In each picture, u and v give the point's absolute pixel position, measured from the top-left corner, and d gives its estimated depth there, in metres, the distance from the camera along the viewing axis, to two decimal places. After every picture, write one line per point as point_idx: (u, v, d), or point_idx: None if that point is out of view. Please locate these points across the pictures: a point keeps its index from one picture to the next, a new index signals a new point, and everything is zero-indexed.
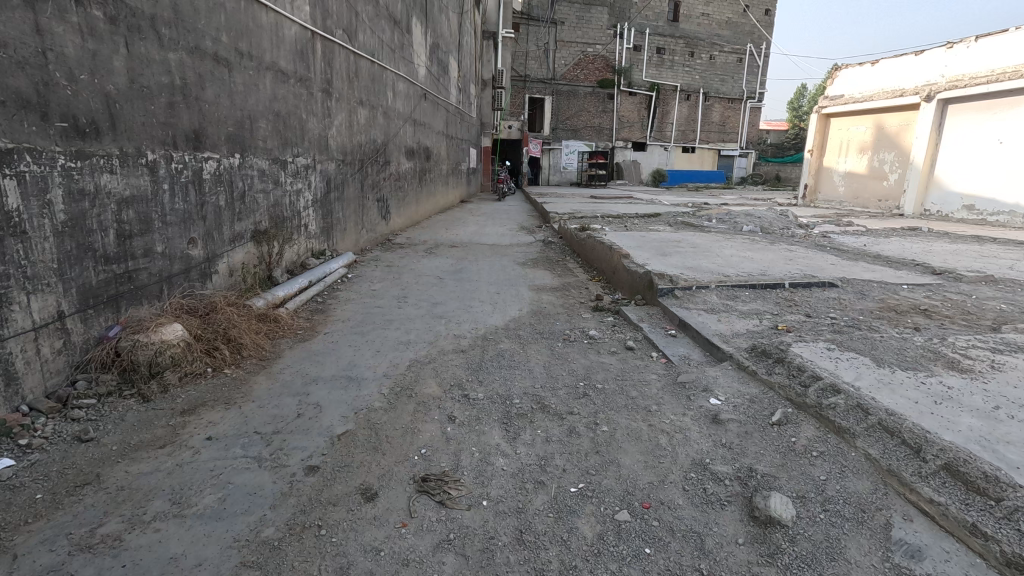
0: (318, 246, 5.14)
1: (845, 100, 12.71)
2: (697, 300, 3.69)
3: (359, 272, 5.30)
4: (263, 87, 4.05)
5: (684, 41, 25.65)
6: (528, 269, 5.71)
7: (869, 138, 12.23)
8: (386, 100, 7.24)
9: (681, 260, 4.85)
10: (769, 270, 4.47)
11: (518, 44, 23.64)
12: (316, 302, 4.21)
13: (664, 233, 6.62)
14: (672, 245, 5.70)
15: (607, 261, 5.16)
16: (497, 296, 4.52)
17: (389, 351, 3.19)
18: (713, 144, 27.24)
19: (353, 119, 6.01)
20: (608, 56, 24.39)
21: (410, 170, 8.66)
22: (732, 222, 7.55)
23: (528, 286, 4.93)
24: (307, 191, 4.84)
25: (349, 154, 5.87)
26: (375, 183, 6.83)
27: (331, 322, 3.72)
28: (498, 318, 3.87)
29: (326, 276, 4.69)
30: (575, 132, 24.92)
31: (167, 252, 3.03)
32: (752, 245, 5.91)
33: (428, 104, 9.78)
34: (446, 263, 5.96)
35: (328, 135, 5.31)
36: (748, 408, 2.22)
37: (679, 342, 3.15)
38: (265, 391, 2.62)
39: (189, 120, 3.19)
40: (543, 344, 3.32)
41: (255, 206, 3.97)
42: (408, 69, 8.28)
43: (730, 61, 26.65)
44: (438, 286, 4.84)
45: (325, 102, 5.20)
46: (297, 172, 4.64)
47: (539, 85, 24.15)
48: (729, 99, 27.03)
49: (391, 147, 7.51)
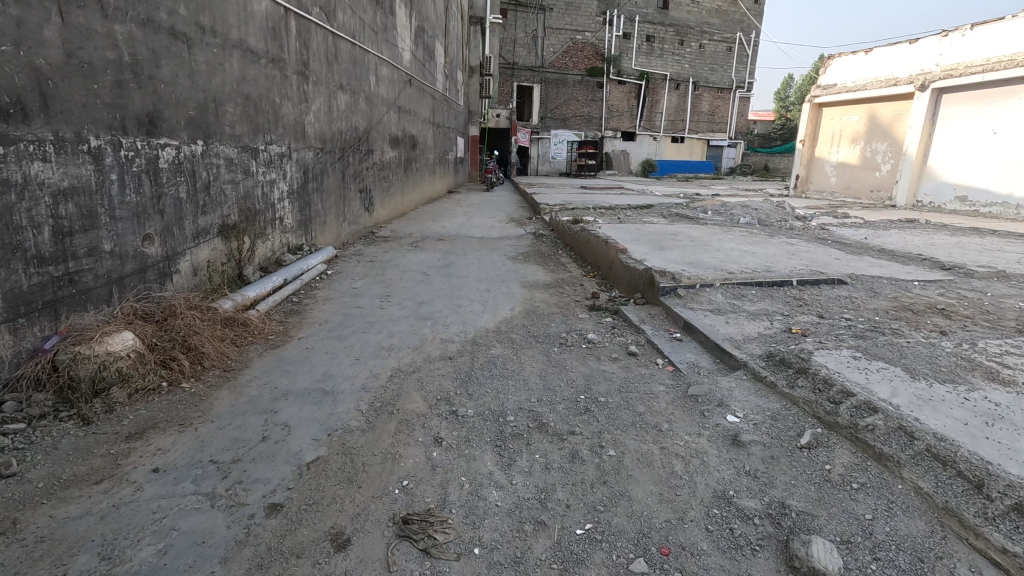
0: (294, 240, 4.81)
1: (838, 89, 12.52)
2: (701, 299, 3.45)
3: (339, 268, 4.97)
4: (230, 67, 3.69)
5: (674, 29, 25.30)
6: (519, 264, 5.43)
7: (862, 129, 12.07)
8: (369, 85, 6.86)
9: (681, 255, 4.60)
10: (773, 266, 4.25)
11: (506, 30, 23.14)
12: (292, 302, 3.89)
13: (659, 226, 6.37)
14: (669, 239, 5.45)
15: (603, 257, 4.90)
16: (487, 294, 4.25)
17: (369, 358, 2.90)
18: (703, 134, 27.05)
19: (333, 104, 5.65)
20: (597, 44, 23.98)
21: (395, 160, 8.29)
22: (728, 214, 7.32)
23: (520, 283, 4.65)
24: (282, 181, 4.50)
25: (329, 142, 5.52)
26: (357, 173, 6.47)
27: (307, 325, 3.41)
28: (488, 319, 3.59)
29: (302, 273, 4.36)
30: (564, 121, 24.55)
31: (117, 251, 2.70)
32: (752, 239, 5.68)
33: (414, 91, 9.39)
34: (433, 257, 5.66)
35: (305, 121, 4.96)
36: (771, 428, 1.98)
37: (686, 347, 2.90)
38: (227, 408, 2.32)
39: (141, 102, 2.84)
40: (537, 349, 3.05)
41: (222, 198, 3.63)
42: (392, 53, 7.89)
43: (720, 50, 26.38)
44: (424, 283, 4.54)
45: (301, 85, 4.84)
46: (270, 161, 4.30)
47: (528, 72, 23.70)
48: (718, 89, 26.82)
49: (374, 135, 7.14)
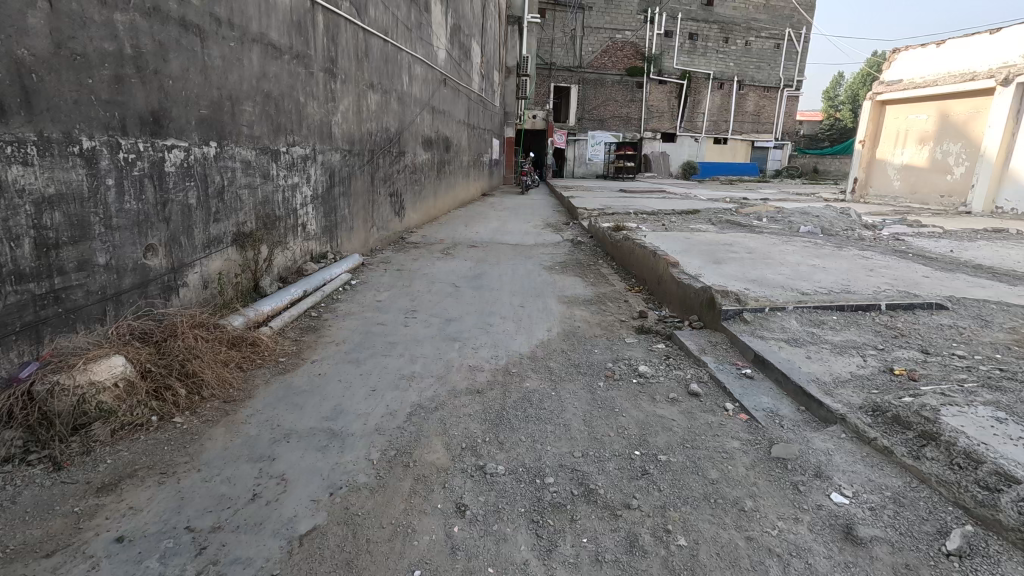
0: (318, 247, 4.53)
1: (904, 85, 11.54)
2: (772, 326, 2.95)
3: (365, 278, 4.67)
4: (249, 63, 3.42)
5: (718, 26, 24.33)
6: (556, 276, 5.02)
7: (932, 128, 11.06)
8: (401, 84, 6.58)
9: (741, 270, 4.08)
10: (851, 284, 3.69)
11: (543, 30, 22.77)
12: (310, 316, 3.60)
13: (710, 235, 5.82)
14: (724, 250, 4.92)
15: (651, 270, 4.43)
16: (522, 311, 3.84)
17: (387, 390, 2.54)
18: (748, 135, 25.92)
19: (362, 103, 5.37)
20: (638, 43, 23.29)
21: (427, 162, 8.01)
22: (785, 222, 6.69)
23: (557, 298, 4.23)
24: (305, 185, 4.23)
25: (357, 144, 5.25)
26: (387, 175, 6.19)
27: (324, 344, 3.10)
28: (523, 342, 3.20)
29: (324, 284, 4.07)
30: (601, 123, 23.97)
31: (114, 264, 2.43)
32: (818, 250, 5.09)
33: (448, 91, 9.11)
34: (464, 266, 5.31)
35: (332, 122, 4.68)
36: (895, 519, 1.50)
37: (760, 388, 2.42)
38: (219, 451, 2.00)
39: (145, 99, 2.58)
40: (579, 382, 2.63)
41: (237, 204, 3.36)
42: (426, 51, 7.61)
43: (767, 47, 25.21)
44: (453, 297, 4.18)
45: (328, 84, 4.57)
46: (293, 164, 4.02)
47: (565, 73, 23.23)
48: (765, 87, 25.63)
49: (406, 137, 6.87)
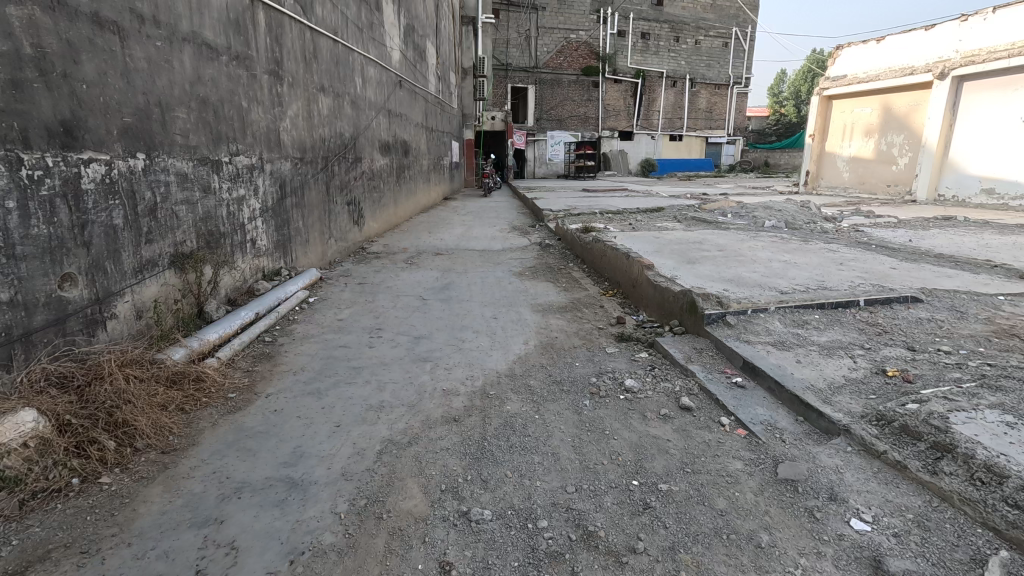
0: (270, 264, 4.19)
1: (849, 81, 11.97)
2: (757, 329, 2.85)
3: (324, 294, 4.35)
4: (180, 65, 3.08)
5: (669, 25, 24.82)
6: (526, 282, 4.83)
7: (876, 121, 11.50)
8: (354, 87, 6.26)
9: (716, 269, 3.99)
10: (826, 279, 3.65)
11: (497, 31, 22.64)
12: (264, 341, 3.28)
13: (678, 233, 5.77)
14: (695, 248, 4.85)
15: (625, 273, 4.30)
16: (495, 324, 3.63)
17: (353, 425, 2.28)
18: (701, 131, 26.54)
19: (313, 108, 5.04)
20: (592, 43, 23.47)
21: (386, 167, 7.69)
22: (750, 217, 6.72)
23: (531, 307, 4.05)
24: (252, 197, 3.89)
25: (310, 151, 4.91)
26: (344, 183, 5.87)
27: (280, 374, 2.80)
28: (499, 359, 2.99)
29: (278, 304, 3.74)
30: (559, 122, 24.03)
31: (20, 300, 2.09)
32: (785, 245, 5.09)
33: (405, 93, 8.80)
34: (430, 276, 5.06)
35: (280, 128, 4.35)
36: (925, 547, 1.37)
37: (754, 398, 2.29)
38: (156, 518, 1.70)
39: (53, 107, 2.23)
40: (564, 402, 2.43)
41: (174, 222, 3.02)
42: (379, 52, 7.30)
43: (716, 46, 25.90)
44: (421, 311, 3.92)
45: (274, 88, 4.24)
46: (237, 175, 3.68)
47: (521, 74, 23.18)
48: (716, 85, 26.30)
49: (362, 142, 6.54)
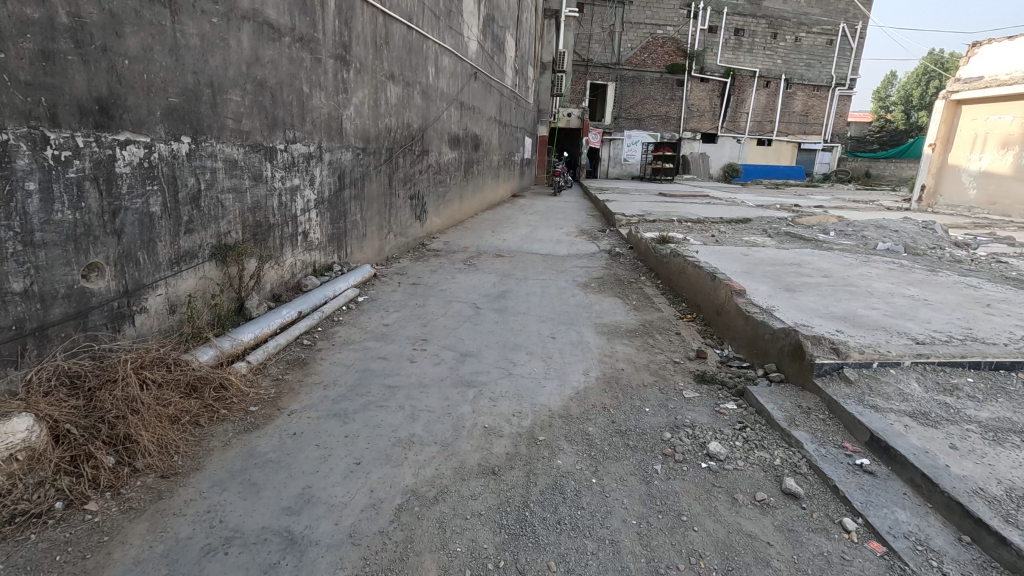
0: (322, 258, 4.01)
1: (985, 83, 10.32)
2: (888, 389, 2.23)
3: (374, 293, 4.12)
4: (237, 44, 2.88)
5: (766, 21, 23.03)
6: (591, 296, 4.36)
7: (1017, 131, 9.83)
8: (426, 77, 6.02)
9: (822, 301, 3.33)
10: (974, 327, 2.90)
11: (580, 26, 22.02)
12: (303, 344, 3.05)
13: (771, 252, 5.05)
14: (793, 272, 4.16)
15: (708, 296, 3.71)
16: (552, 346, 3.21)
17: (375, 465, 1.95)
18: (794, 136, 24.47)
19: (380, 96, 4.82)
20: (679, 39, 22.25)
21: (454, 161, 7.45)
22: (858, 237, 5.81)
23: (595, 327, 3.59)
24: (307, 188, 3.69)
25: (374, 142, 4.70)
26: (408, 176, 5.65)
27: (310, 388, 2.54)
28: (554, 392, 2.57)
29: (323, 304, 3.53)
30: (638, 122, 23.02)
31: (36, 291, 1.92)
32: (908, 276, 4.25)
33: (479, 86, 8.53)
34: (487, 281, 4.71)
35: (342, 116, 4.14)
36: None
37: (889, 492, 1.71)
38: (127, 569, 1.43)
39: (87, 82, 2.05)
40: (629, 465, 1.97)
41: (220, 211, 2.84)
42: (455, 42, 7.03)
43: (819, 44, 23.73)
44: (472, 322, 3.57)
45: (339, 73, 4.02)
46: (292, 163, 3.49)
47: (602, 70, 22.42)
48: (815, 86, 24.13)
49: (430, 134, 6.30)
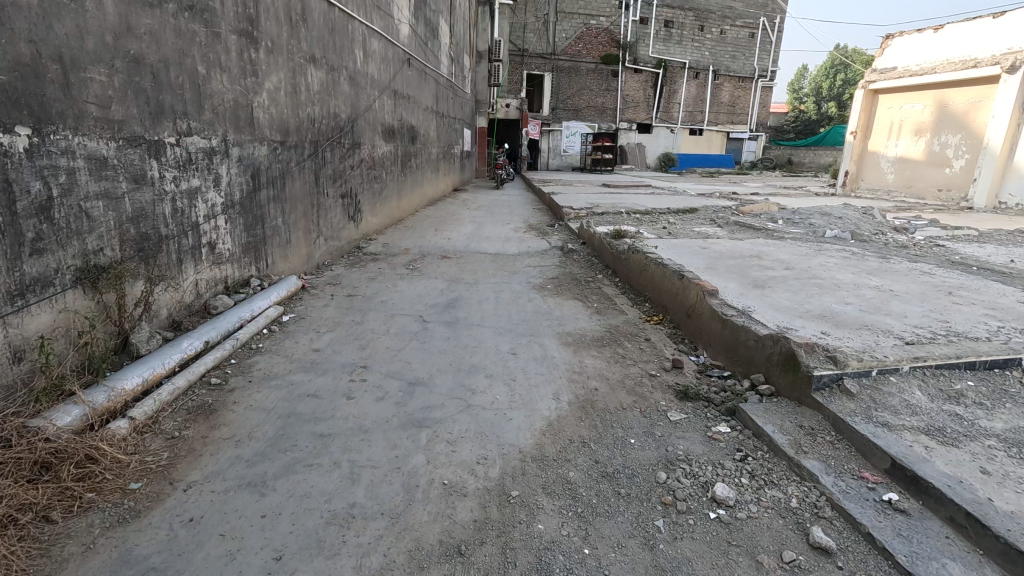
0: (235, 271, 3.39)
1: (899, 74, 10.89)
2: (895, 401, 2.00)
3: (302, 310, 3.55)
4: (98, 7, 2.23)
5: (694, 13, 23.60)
6: (549, 300, 4.01)
7: (929, 119, 10.44)
8: (354, 61, 5.40)
9: (794, 298, 3.14)
10: (950, 320, 2.78)
11: (515, 15, 21.65)
12: (210, 383, 2.46)
13: (727, 244, 4.90)
14: (756, 266, 3.98)
15: (676, 297, 3.45)
16: (514, 364, 2.81)
17: (303, 559, 1.47)
18: (723, 126, 25.38)
19: (299, 81, 4.19)
20: (612, 30, 22.38)
21: (390, 154, 6.86)
22: (804, 224, 5.82)
23: (559, 337, 3.23)
24: (210, 189, 3.06)
25: (294, 134, 4.09)
26: (338, 172, 5.05)
27: (217, 445, 1.99)
28: (523, 428, 2.18)
29: (237, 329, 2.93)
30: (576, 112, 23.01)
31: None
32: (863, 264, 4.20)
33: (413, 73, 7.94)
34: (433, 287, 4.24)
35: (253, 103, 3.51)
36: None
37: (932, 538, 1.45)
38: None
39: None
40: (625, 526, 1.61)
41: (85, 224, 2.21)
42: (385, 24, 6.43)
43: (742, 36, 24.65)
44: (420, 340, 3.10)
45: (246, 52, 3.39)
46: (188, 160, 2.86)
47: (538, 60, 22.19)
48: (740, 78, 25.08)
49: (361, 125, 5.69)
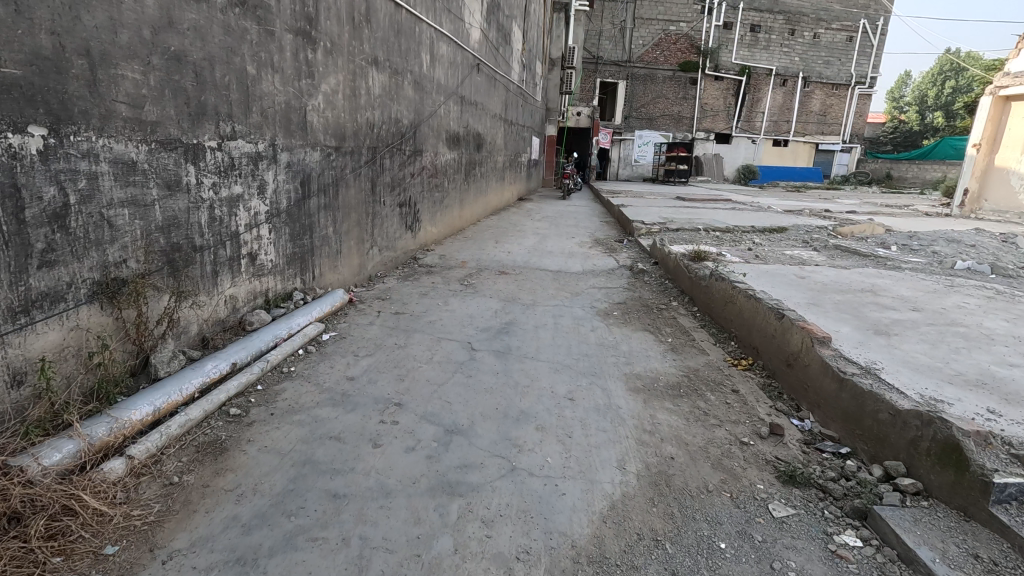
0: (277, 284, 3.18)
1: None
2: None
3: (345, 328, 3.29)
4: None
5: (784, 17, 22.04)
6: (615, 330, 3.53)
7: None
8: (419, 65, 5.19)
9: (935, 354, 2.46)
10: None
11: (590, 22, 21.21)
12: (228, 415, 2.21)
13: (830, 273, 4.17)
14: (872, 305, 3.29)
15: (772, 340, 2.85)
16: (571, 414, 2.36)
17: None
18: (811, 137, 23.48)
19: (360, 83, 3.99)
20: (693, 35, 21.35)
21: (454, 162, 6.64)
22: (925, 252, 4.92)
23: (626, 380, 2.75)
24: (253, 197, 2.87)
25: (351, 138, 3.88)
26: (397, 180, 4.83)
27: (214, 499, 1.71)
28: (578, 511, 1.73)
29: (269, 350, 2.70)
30: (650, 121, 22.14)
31: None
32: (1017, 307, 3.38)
33: (482, 79, 7.70)
34: (487, 308, 3.88)
35: (307, 106, 3.31)
36: None
37: None
38: None
39: None
40: None
41: (106, 234, 2.02)
42: (455, 27, 6.20)
43: (839, 40, 22.70)
44: (465, 373, 2.73)
45: (302, 53, 3.20)
46: (230, 166, 2.67)
47: (613, 68, 21.57)
48: (834, 85, 23.11)
49: (424, 131, 5.48)
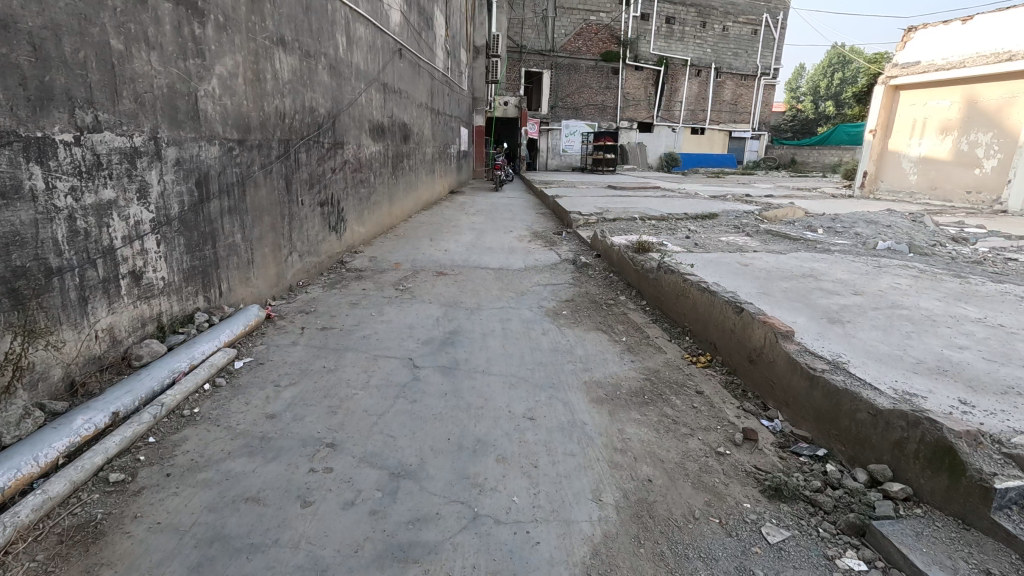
0: (172, 306, 2.65)
1: (922, 68, 10.07)
2: None
3: (262, 352, 2.82)
4: None
5: (696, 10, 22.93)
6: (568, 332, 3.31)
7: (956, 116, 9.60)
8: (334, 48, 4.67)
9: (891, 341, 2.44)
10: None
11: (512, 10, 20.94)
12: (106, 482, 1.74)
13: (770, 259, 4.20)
14: (817, 291, 3.29)
15: (732, 335, 2.73)
16: (534, 437, 2.10)
17: None
18: (725, 125, 24.75)
19: (263, 65, 3.45)
20: (612, 26, 21.69)
21: (379, 154, 6.15)
22: (848, 234, 5.13)
23: (588, 390, 2.53)
24: (131, 202, 2.33)
25: (257, 129, 3.36)
26: (316, 176, 4.32)
27: None
28: (556, 566, 1.47)
29: (163, 390, 2.21)
30: (575, 111, 22.33)
31: None
32: (943, 285, 3.52)
33: (406, 65, 7.20)
34: (427, 315, 3.53)
35: (198, 91, 2.77)
36: None
37: None
38: None
39: None
40: None
41: None
42: (372, 7, 5.69)
43: (745, 33, 23.99)
44: (409, 398, 2.39)
45: (186, 26, 2.66)
46: (96, 166, 2.14)
47: (537, 57, 21.47)
48: (742, 76, 24.45)
49: (344, 121, 4.96)
